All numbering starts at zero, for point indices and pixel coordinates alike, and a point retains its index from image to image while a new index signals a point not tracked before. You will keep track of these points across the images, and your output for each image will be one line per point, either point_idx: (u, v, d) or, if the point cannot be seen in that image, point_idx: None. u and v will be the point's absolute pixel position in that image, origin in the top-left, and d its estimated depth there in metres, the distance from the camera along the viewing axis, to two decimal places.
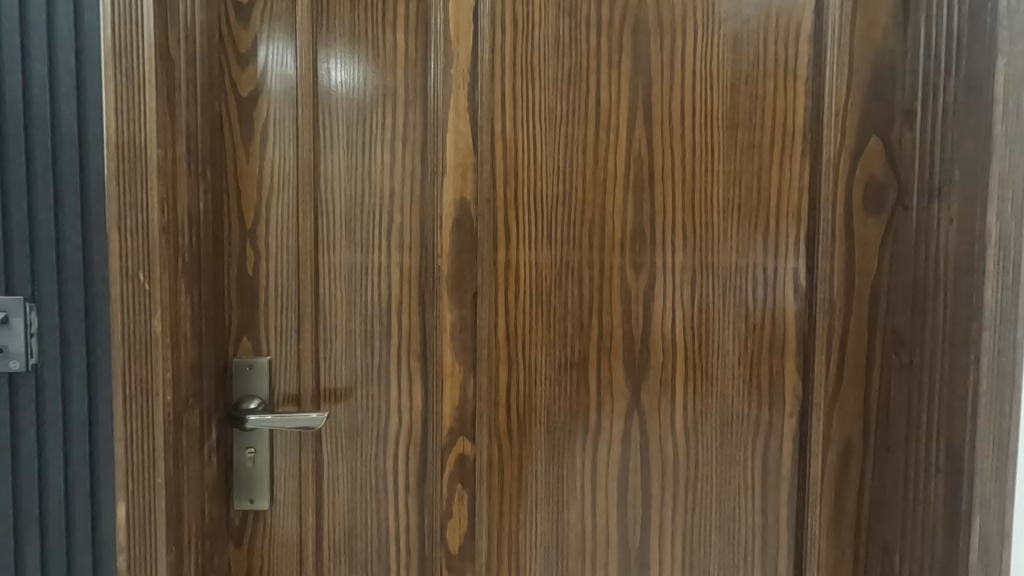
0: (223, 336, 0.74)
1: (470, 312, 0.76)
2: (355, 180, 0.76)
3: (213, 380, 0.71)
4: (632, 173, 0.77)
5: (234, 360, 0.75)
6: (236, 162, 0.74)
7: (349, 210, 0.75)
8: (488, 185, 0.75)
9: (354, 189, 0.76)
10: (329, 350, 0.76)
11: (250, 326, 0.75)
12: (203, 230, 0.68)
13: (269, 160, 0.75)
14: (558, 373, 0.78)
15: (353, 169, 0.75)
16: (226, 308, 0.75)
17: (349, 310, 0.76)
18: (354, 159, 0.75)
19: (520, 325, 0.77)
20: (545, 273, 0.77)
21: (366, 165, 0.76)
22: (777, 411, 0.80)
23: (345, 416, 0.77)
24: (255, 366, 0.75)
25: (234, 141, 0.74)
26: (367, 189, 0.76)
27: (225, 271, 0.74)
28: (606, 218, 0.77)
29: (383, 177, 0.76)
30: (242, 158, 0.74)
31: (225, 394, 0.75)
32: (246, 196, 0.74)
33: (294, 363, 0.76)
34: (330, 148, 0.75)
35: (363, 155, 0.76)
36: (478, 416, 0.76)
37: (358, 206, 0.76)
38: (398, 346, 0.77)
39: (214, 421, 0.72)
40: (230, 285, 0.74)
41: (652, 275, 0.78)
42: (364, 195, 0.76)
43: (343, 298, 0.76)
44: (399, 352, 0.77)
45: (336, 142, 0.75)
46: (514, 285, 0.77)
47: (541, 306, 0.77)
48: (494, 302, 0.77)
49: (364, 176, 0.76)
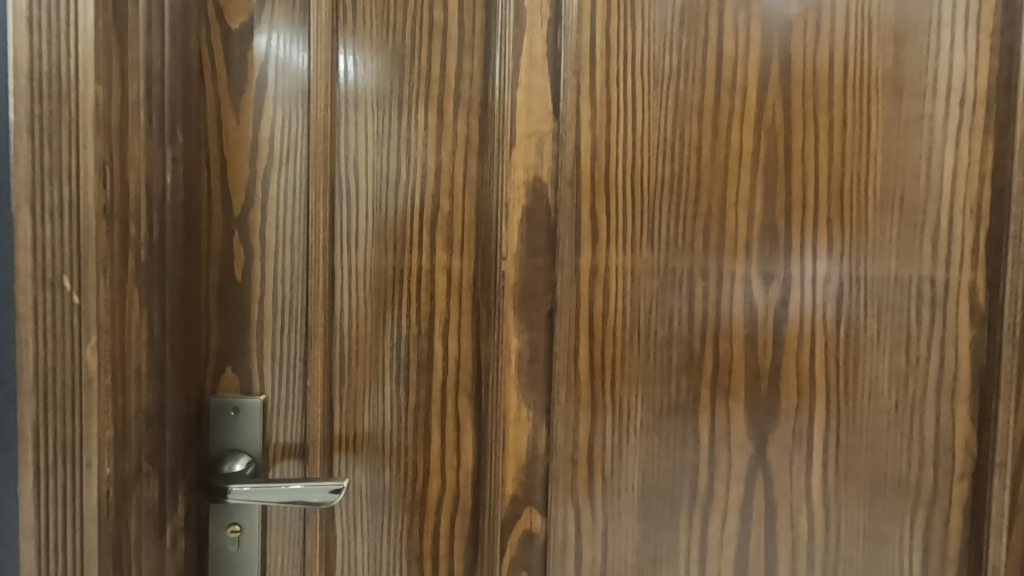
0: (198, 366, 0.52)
1: (542, 336, 0.56)
2: (387, 149, 0.55)
3: (181, 431, 0.49)
4: (762, 150, 0.57)
5: (213, 399, 0.53)
6: (221, 122, 0.52)
7: (378, 191, 0.55)
8: (571, 166, 0.55)
9: (385, 163, 0.55)
10: (347, 385, 0.55)
11: (235, 351, 0.53)
12: (172, 215, 0.47)
13: (267, 120, 0.53)
14: (658, 421, 0.57)
15: (386, 135, 0.55)
16: (203, 325, 0.52)
17: (376, 331, 0.55)
18: (386, 124, 0.55)
19: (610, 354, 0.57)
20: (644, 286, 0.57)
21: (402, 130, 0.55)
22: (942, 472, 0.59)
23: (368, 478, 0.56)
24: (243, 410, 0.53)
25: (217, 91, 0.52)
26: (405, 164, 0.55)
27: (201, 274, 0.52)
28: (725, 211, 0.57)
29: (427, 147, 0.55)
30: (228, 115, 0.52)
31: (199, 448, 0.52)
32: (234, 169, 0.53)
33: (299, 404, 0.54)
34: (354, 106, 0.54)
35: (399, 119, 0.55)
36: (552, 480, 0.57)
37: (391, 187, 0.55)
38: (442, 381, 0.56)
39: (184, 488, 0.50)
40: (207, 295, 0.53)
41: (785, 288, 0.58)
42: (400, 173, 0.55)
43: (367, 315, 0.55)
44: (442, 390, 0.56)
45: (362, 99, 0.54)
46: (602, 300, 0.56)
47: (637, 329, 0.57)
48: (572, 324, 0.56)
49: (399, 145, 0.55)
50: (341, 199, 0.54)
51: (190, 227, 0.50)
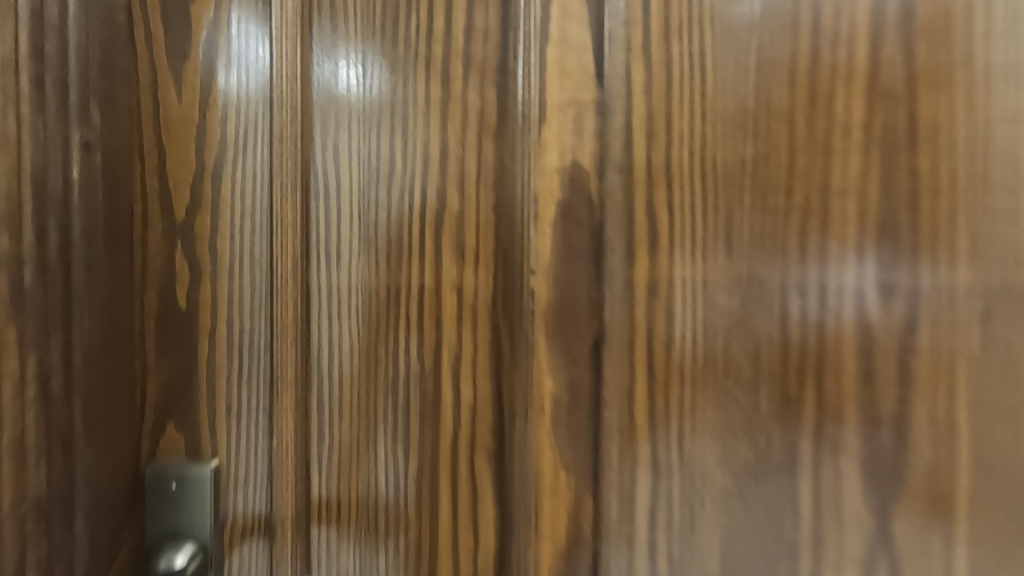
0: (129, 426, 0.39)
1: (587, 375, 0.42)
2: (377, 131, 0.42)
3: (104, 512, 0.37)
4: (877, 116, 0.40)
5: (151, 466, 0.40)
6: (159, 99, 0.39)
7: (366, 186, 0.41)
8: (623, 153, 0.42)
9: (375, 148, 0.42)
10: (329, 443, 0.42)
11: (180, 403, 0.40)
12: (88, 223, 0.35)
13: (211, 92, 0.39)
14: (741, 485, 0.42)
15: (374, 112, 0.42)
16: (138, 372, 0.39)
17: (366, 369, 0.42)
18: (375, 96, 0.42)
19: (676, 398, 0.42)
20: (721, 304, 0.42)
21: (396, 105, 0.42)
22: None
23: (357, 564, 0.42)
24: (186, 481, 0.40)
25: (152, 58, 0.39)
26: (400, 149, 0.42)
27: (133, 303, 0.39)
28: (829, 204, 0.41)
29: (430, 126, 0.42)
30: (168, 88, 0.39)
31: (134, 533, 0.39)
32: (176, 161, 0.39)
33: (266, 471, 0.41)
34: (335, 73, 0.41)
35: (391, 89, 0.42)
36: (602, 567, 0.42)
37: (383, 179, 0.42)
38: (454, 433, 0.42)
39: None
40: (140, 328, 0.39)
41: (911, 305, 0.39)
42: (394, 161, 0.42)
43: (354, 349, 0.42)
44: (454, 447, 0.42)
45: (343, 63, 0.41)
46: (664, 324, 0.42)
47: (711, 362, 0.42)
48: (626, 358, 0.42)
49: (391, 125, 0.42)
50: (318, 197, 0.41)
51: (114, 239, 0.37)
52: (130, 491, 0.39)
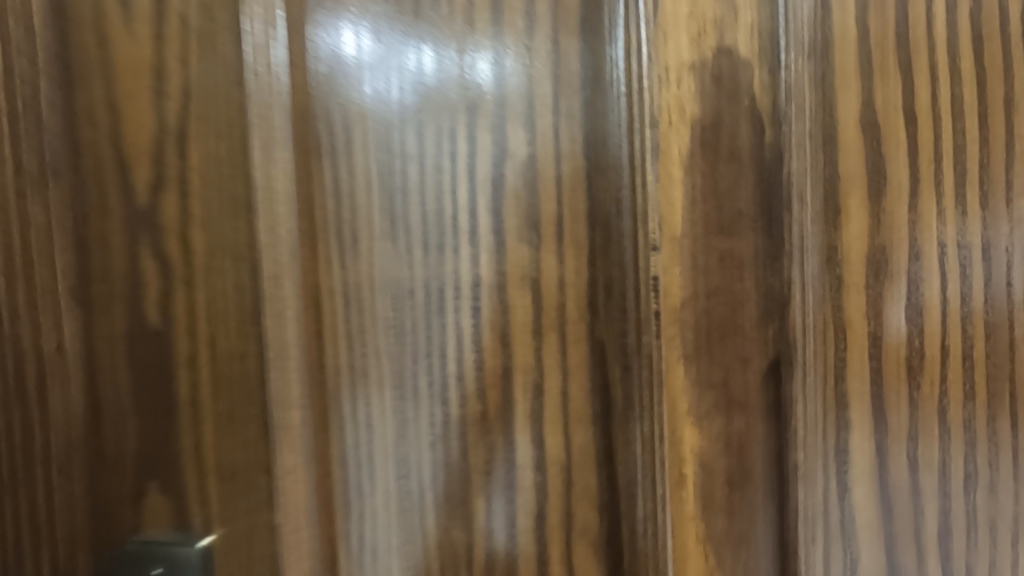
0: (93, 496, 0.28)
1: (757, 420, 0.25)
2: (435, 87, 0.27)
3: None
4: None
5: (126, 546, 0.28)
6: (101, 35, 0.27)
7: (416, 119, 0.27)
8: (813, 26, 0.23)
9: (444, 101, 0.27)
10: (358, 518, 0.28)
11: (160, 460, 0.28)
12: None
13: (173, 19, 0.27)
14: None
15: (427, 60, 0.27)
16: (103, 422, 0.28)
17: (403, 409, 0.28)
18: (463, 72, 0.27)
19: (929, 462, 0.24)
20: (969, 273, 0.23)
21: (456, 41, 0.27)
22: None
23: None
24: (169, 568, 0.28)
25: None
26: (458, 71, 0.27)
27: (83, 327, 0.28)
28: None
29: (474, 31, 0.27)
30: (112, 19, 0.27)
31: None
32: (131, 120, 0.28)
33: (267, 562, 0.28)
34: (351, 48, 0.27)
35: (485, 63, 0.27)
36: None
37: (438, 112, 0.27)
38: (539, 506, 0.27)
39: None
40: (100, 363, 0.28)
41: None
42: (442, 92, 0.27)
43: (382, 385, 0.28)
44: (540, 529, 0.27)
45: (400, 28, 0.27)
46: (882, 318, 0.24)
47: (948, 381, 0.24)
48: (829, 390, 0.24)
49: (452, 76, 0.27)
50: (320, 156, 0.27)
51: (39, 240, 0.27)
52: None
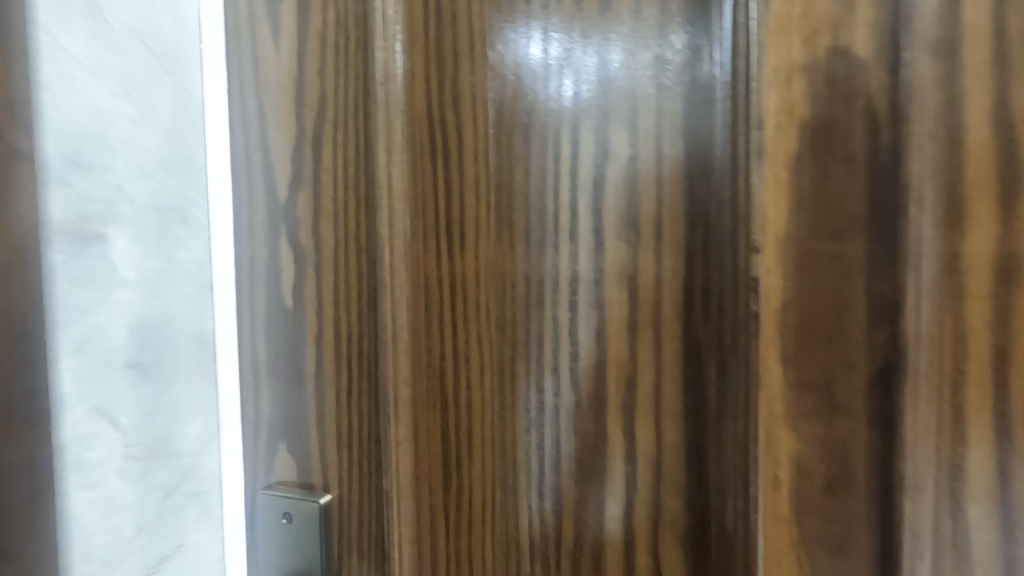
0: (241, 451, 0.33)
1: (861, 427, 0.24)
2: (621, 86, 0.27)
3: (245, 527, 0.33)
4: None
5: (265, 495, 0.33)
6: (256, 54, 0.32)
7: (598, 119, 0.28)
8: (941, 21, 0.22)
9: (626, 98, 0.27)
10: (456, 487, 0.31)
11: (290, 423, 0.32)
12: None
13: (312, 37, 0.31)
14: None
15: (613, 60, 0.27)
16: (246, 386, 0.33)
17: (501, 393, 0.30)
18: (647, 69, 0.27)
19: None
20: None
21: (644, 40, 0.27)
22: None
23: None
24: (296, 521, 0.32)
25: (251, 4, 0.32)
26: (635, 73, 0.27)
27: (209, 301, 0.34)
28: None
29: (645, 45, 0.27)
30: (265, 40, 0.32)
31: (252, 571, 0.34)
32: (275, 126, 0.32)
33: (373, 522, 0.31)
34: (538, 54, 0.29)
35: (675, 59, 0.26)
36: None
37: (616, 112, 0.27)
38: (626, 495, 0.28)
39: None
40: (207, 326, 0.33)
41: None
42: (609, 99, 0.27)
43: (487, 369, 0.30)
44: (628, 516, 0.28)
45: (588, 30, 0.28)
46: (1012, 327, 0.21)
47: None
48: (942, 403, 0.22)
49: (639, 74, 0.27)
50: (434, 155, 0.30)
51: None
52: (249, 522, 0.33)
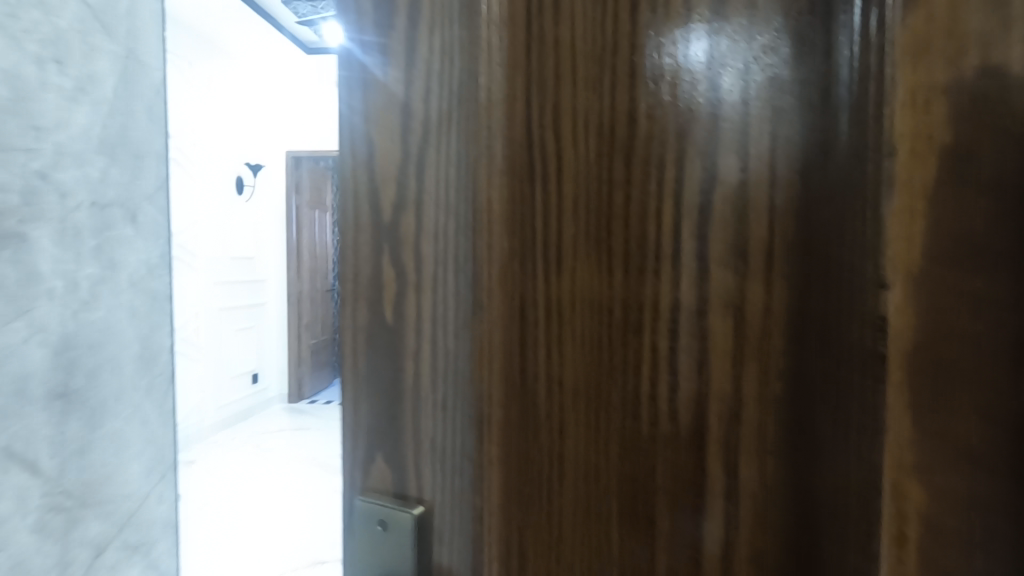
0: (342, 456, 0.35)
1: (1001, 489, 0.21)
2: (758, 101, 0.26)
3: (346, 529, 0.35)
4: None
5: (363, 500, 0.34)
6: (366, 88, 0.34)
7: (730, 135, 0.27)
8: None
9: (759, 113, 0.26)
10: (545, 501, 0.31)
11: (386, 435, 0.34)
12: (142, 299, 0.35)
13: (422, 67, 0.32)
14: None
15: (748, 77, 0.27)
16: (348, 397, 0.35)
17: (593, 417, 0.30)
18: (778, 86, 0.26)
19: None
20: None
21: (780, 55, 0.26)
22: None
23: None
24: (390, 527, 0.33)
25: (363, 41, 0.34)
26: (765, 91, 0.26)
27: None
28: None
29: (783, 59, 0.26)
30: (375, 73, 0.33)
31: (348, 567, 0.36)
32: (382, 152, 0.33)
33: (465, 531, 0.32)
34: (677, 67, 0.28)
35: (811, 75, 0.26)
36: None
37: (745, 130, 0.27)
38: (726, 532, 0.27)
39: None
40: None
41: None
42: (739, 115, 0.27)
43: (579, 395, 0.30)
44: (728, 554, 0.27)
45: (717, 49, 0.27)
46: None
47: None
48: None
49: (776, 89, 0.26)
50: (532, 181, 0.31)
51: None
52: (349, 522, 0.35)
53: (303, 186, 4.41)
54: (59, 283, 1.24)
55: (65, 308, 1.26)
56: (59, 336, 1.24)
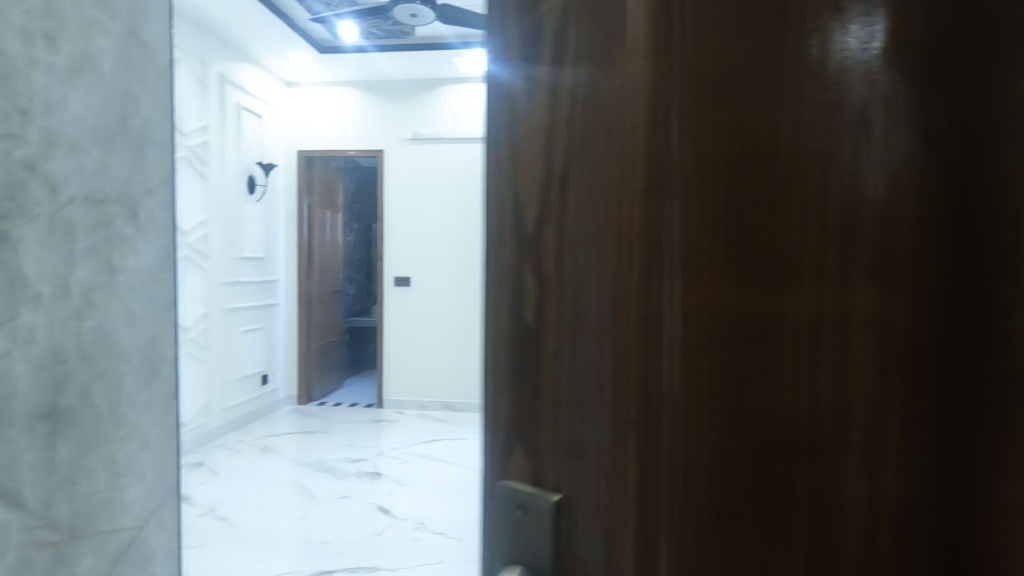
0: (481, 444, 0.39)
1: None
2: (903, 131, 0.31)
3: (488, 509, 0.39)
4: None
5: (503, 485, 0.38)
6: (514, 109, 0.37)
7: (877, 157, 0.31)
8: None
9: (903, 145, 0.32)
10: (660, 501, 0.33)
11: (525, 428, 0.37)
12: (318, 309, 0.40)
13: (565, 90, 0.35)
14: None
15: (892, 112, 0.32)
16: (490, 391, 0.38)
17: (731, 414, 0.33)
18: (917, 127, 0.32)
19: None
20: None
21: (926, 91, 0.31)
22: None
23: None
24: (529, 511, 0.36)
25: (511, 66, 0.37)
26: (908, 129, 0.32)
27: None
28: None
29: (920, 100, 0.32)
30: (523, 96, 0.36)
31: (485, 551, 0.40)
32: (529, 168, 0.36)
33: (598, 522, 0.34)
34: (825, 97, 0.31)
35: None
36: None
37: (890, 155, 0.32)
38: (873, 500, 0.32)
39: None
40: None
41: None
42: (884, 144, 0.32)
43: (713, 386, 0.33)
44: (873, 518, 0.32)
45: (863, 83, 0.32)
46: None
47: None
48: None
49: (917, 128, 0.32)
50: (650, 191, 0.33)
51: None
52: (490, 508, 0.39)
53: (313, 186, 4.43)
54: (47, 288, 0.98)
55: (53, 315, 0.99)
56: (47, 354, 0.99)
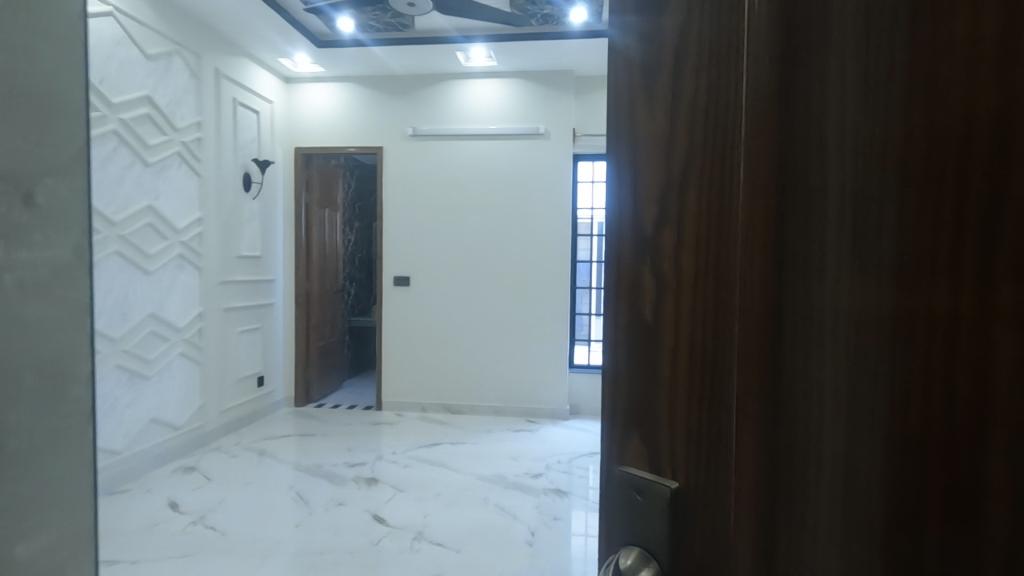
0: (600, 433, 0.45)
1: None
2: None
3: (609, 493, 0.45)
4: None
5: (623, 472, 0.43)
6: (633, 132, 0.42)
7: None
8: None
9: None
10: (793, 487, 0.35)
11: (643, 416, 0.42)
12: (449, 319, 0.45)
13: (681, 116, 0.39)
14: None
15: None
16: (612, 384, 0.44)
17: (853, 412, 0.33)
18: None
19: None
20: None
21: None
22: None
23: None
24: (647, 497, 0.41)
25: (631, 94, 0.42)
26: None
27: None
28: None
29: None
30: (642, 119, 0.41)
31: (607, 529, 0.46)
32: (647, 183, 0.41)
33: (720, 498, 0.38)
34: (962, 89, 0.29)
35: None
36: None
37: None
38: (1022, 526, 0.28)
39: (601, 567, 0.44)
40: None
41: None
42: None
43: (842, 379, 0.34)
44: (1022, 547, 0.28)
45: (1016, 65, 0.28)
46: None
47: None
48: None
49: None
50: (780, 193, 0.36)
51: None
52: (610, 490, 0.45)
53: (311, 184, 4.40)
54: None
55: None
56: None
